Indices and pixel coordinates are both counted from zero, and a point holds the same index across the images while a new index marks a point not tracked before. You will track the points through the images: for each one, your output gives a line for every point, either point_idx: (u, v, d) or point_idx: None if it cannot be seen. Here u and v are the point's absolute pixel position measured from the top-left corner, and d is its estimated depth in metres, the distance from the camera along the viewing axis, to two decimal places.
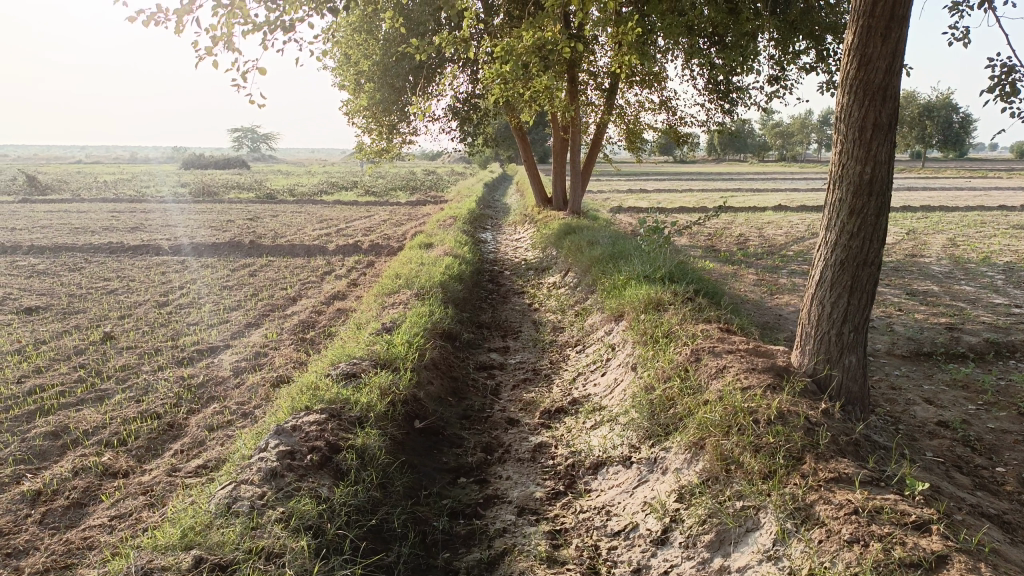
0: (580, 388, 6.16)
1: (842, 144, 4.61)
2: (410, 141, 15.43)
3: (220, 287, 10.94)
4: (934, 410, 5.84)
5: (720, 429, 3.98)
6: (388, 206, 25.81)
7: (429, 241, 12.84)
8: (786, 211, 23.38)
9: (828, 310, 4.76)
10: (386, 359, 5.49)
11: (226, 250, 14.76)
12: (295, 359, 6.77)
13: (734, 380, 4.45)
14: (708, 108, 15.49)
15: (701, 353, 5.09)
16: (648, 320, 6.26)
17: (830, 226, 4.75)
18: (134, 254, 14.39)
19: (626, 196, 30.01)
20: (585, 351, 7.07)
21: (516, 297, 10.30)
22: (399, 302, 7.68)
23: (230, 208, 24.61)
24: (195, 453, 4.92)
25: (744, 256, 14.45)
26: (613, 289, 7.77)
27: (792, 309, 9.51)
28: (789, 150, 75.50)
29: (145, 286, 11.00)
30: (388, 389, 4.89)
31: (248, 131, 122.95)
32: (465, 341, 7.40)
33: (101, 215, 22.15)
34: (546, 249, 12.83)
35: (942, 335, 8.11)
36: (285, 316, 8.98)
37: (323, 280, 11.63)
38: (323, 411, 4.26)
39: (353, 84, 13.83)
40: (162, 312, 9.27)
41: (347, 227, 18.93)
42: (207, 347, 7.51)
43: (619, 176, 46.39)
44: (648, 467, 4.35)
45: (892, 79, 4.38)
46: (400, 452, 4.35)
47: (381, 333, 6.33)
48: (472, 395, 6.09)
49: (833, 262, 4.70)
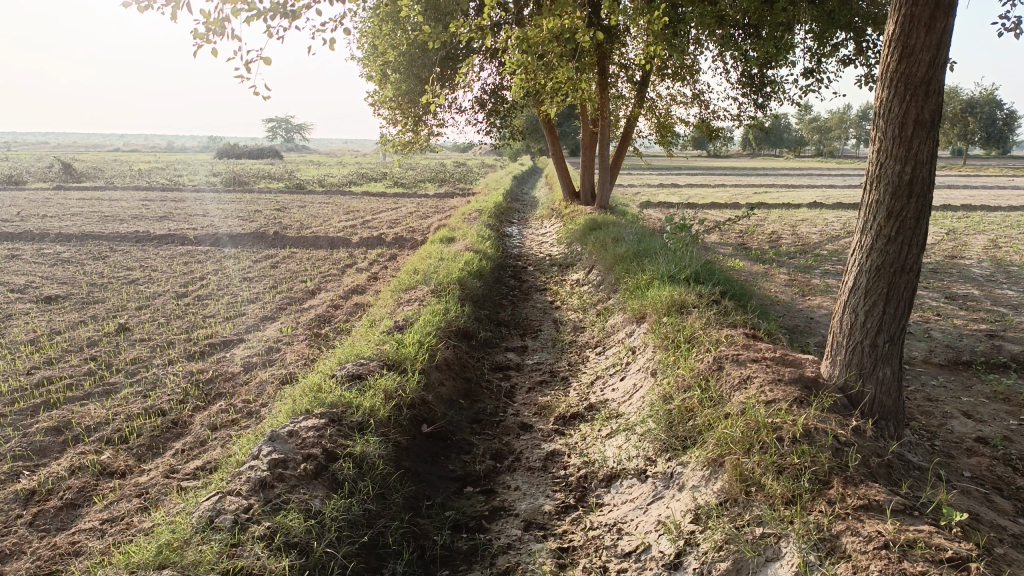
0: (598, 393, 5.92)
1: (880, 142, 4.32)
2: (436, 133, 15.23)
3: (241, 278, 10.87)
4: (973, 425, 5.50)
5: (741, 446, 3.72)
6: (415, 198, 25.68)
7: (451, 235, 12.65)
8: (822, 208, 22.82)
9: (861, 319, 4.46)
10: (395, 360, 5.30)
11: (250, 241, 14.73)
12: (307, 356, 6.62)
13: (758, 391, 4.19)
14: (741, 102, 15.09)
15: (724, 361, 4.81)
16: (671, 323, 5.99)
17: (865, 228, 4.46)
18: (159, 244, 14.42)
19: (657, 191, 29.55)
20: (605, 353, 6.82)
21: (538, 294, 10.09)
22: (415, 299, 7.50)
23: (259, 197, 24.72)
24: (195, 454, 4.78)
25: (775, 254, 14.06)
26: (636, 289, 7.50)
27: (823, 311, 9.15)
28: (825, 146, 74.07)
29: (167, 276, 10.97)
30: (394, 392, 4.69)
31: (282, 121, 124.13)
32: (481, 340, 7.20)
33: (132, 203, 22.37)
34: (571, 245, 12.59)
35: (982, 343, 7.72)
36: (302, 310, 8.86)
37: (344, 273, 11.51)
38: (323, 416, 4.08)
39: (379, 74, 13.66)
40: (179, 303, 9.20)
41: (373, 219, 18.86)
42: (220, 340, 7.40)
43: (651, 171, 45.80)
44: (664, 483, 4.10)
45: (936, 72, 4.08)
46: (403, 460, 4.15)
47: (393, 331, 6.14)
48: (485, 398, 5.89)
49: (867, 268, 4.41)
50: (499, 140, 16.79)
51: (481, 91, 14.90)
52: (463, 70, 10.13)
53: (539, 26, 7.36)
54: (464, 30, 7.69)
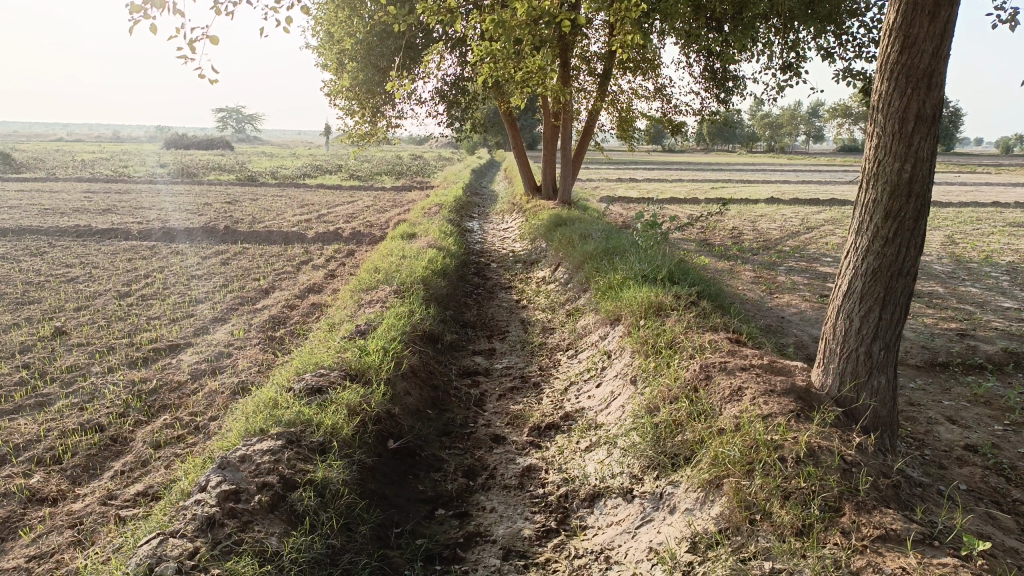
0: (573, 401, 5.60)
1: (878, 138, 4.07)
2: (395, 124, 14.75)
3: (189, 276, 10.30)
4: (959, 431, 5.32)
5: (741, 467, 3.44)
6: (372, 191, 25.11)
7: (412, 230, 12.22)
8: (780, 204, 22.91)
9: (856, 325, 4.21)
10: (358, 369, 4.90)
11: (199, 235, 14.08)
12: (260, 363, 6.18)
13: (752, 404, 3.91)
14: (704, 97, 14.93)
15: (711, 368, 4.53)
16: (648, 327, 5.71)
17: (860, 229, 4.21)
18: (101, 239, 13.69)
19: (615, 185, 29.43)
20: (578, 357, 6.51)
21: (503, 292, 9.75)
22: (375, 300, 7.08)
23: (208, 190, 23.89)
24: (136, 477, 4.33)
25: (739, 250, 13.93)
26: (608, 290, 7.20)
27: (793, 310, 8.98)
28: (777, 141, 75.06)
29: (109, 275, 10.33)
30: (358, 406, 4.31)
31: (232, 112, 121.51)
32: (447, 344, 6.84)
33: (74, 196, 21.36)
34: (535, 241, 12.29)
35: (956, 343, 7.62)
36: (255, 311, 8.37)
37: (299, 270, 11.01)
38: (280, 436, 3.68)
39: (335, 62, 13.11)
40: (121, 304, 8.63)
41: (329, 213, 18.28)
42: (166, 345, 6.88)
43: (609, 164, 45.74)
44: (653, 504, 3.80)
45: (939, 64, 3.85)
46: (368, 483, 3.77)
47: (355, 336, 5.74)
48: (454, 408, 5.53)
49: (863, 271, 4.15)
50: (460, 132, 16.36)
51: (441, 82, 14.48)
52: (425, 58, 9.70)
53: (509, 9, 6.97)
54: (429, 12, 7.25)
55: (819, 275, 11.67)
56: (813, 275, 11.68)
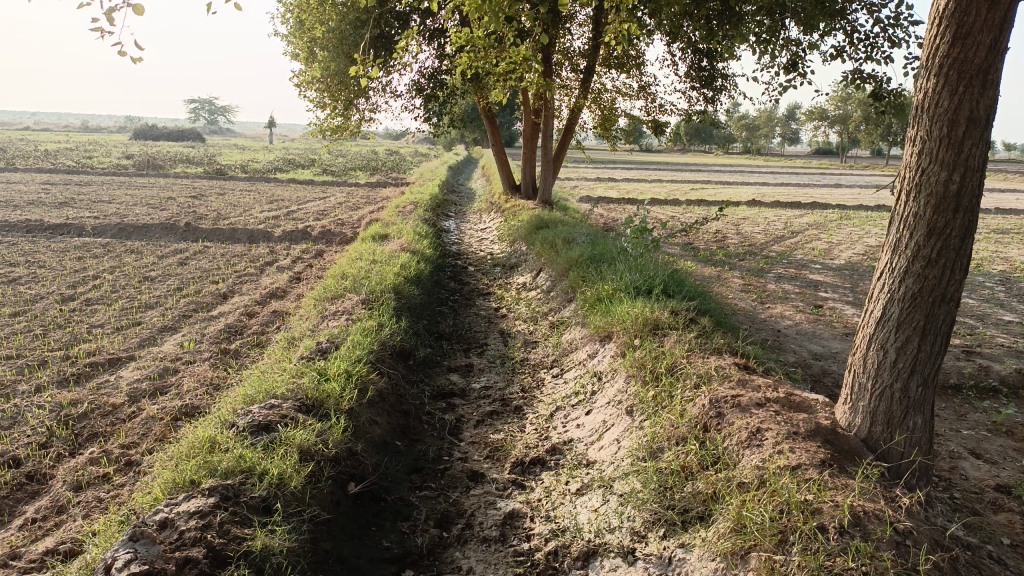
0: (560, 431, 5.01)
1: (922, 142, 3.50)
2: (369, 118, 14.07)
3: (141, 278, 9.54)
4: (986, 468, 4.78)
5: (771, 538, 2.87)
6: (346, 187, 24.37)
7: (384, 231, 11.54)
8: (762, 207, 22.49)
9: (891, 357, 3.65)
10: (316, 398, 4.25)
11: (158, 232, 13.26)
12: (210, 382, 5.51)
13: (775, 452, 3.33)
14: (689, 96, 14.36)
15: (722, 403, 3.94)
16: (644, 347, 5.13)
17: (897, 248, 3.64)
18: (52, 234, 12.84)
19: (594, 185, 28.93)
20: (564, 377, 5.92)
21: (481, 299, 9.15)
22: (342, 311, 6.44)
23: (174, 183, 23.00)
24: (46, 529, 3.64)
25: (725, 255, 13.44)
26: (597, 302, 6.62)
27: (789, 323, 8.46)
28: (755, 142, 75.23)
29: (55, 276, 9.54)
30: (312, 447, 3.66)
31: (204, 103, 119.70)
32: (421, 360, 6.21)
33: (31, 187, 20.39)
34: (515, 243, 11.68)
35: (965, 362, 7.10)
36: (211, 318, 7.67)
37: (263, 272, 10.31)
38: (212, 493, 3.04)
39: (305, 50, 12.39)
40: (63, 309, 7.87)
41: (299, 210, 17.52)
42: (105, 360, 6.17)
43: (587, 164, 45.28)
44: (659, 571, 3.21)
45: (995, 58, 3.30)
46: (320, 546, 3.15)
47: (315, 355, 5.10)
48: (427, 438, 4.90)
49: (900, 295, 3.60)
50: (438, 128, 15.70)
51: (418, 74, 13.86)
52: (400, 45, 9.08)
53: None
54: None
55: (810, 283, 11.19)
56: (803, 283, 11.20)
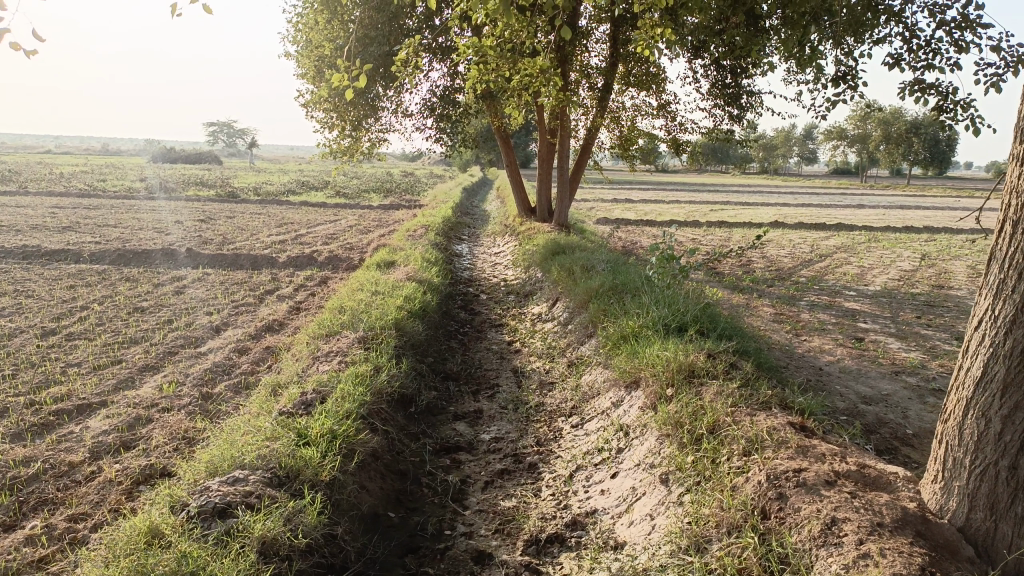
0: (582, 499, 4.29)
1: None
2: (379, 139, 13.53)
3: (131, 309, 8.93)
4: None
5: None
6: (357, 210, 23.79)
7: (391, 257, 10.93)
8: (785, 228, 21.67)
9: (994, 427, 2.88)
10: (290, 469, 3.60)
11: (159, 259, 12.69)
12: (185, 438, 4.85)
13: (860, 557, 2.63)
14: (713, 114, 13.66)
15: (783, 480, 3.23)
16: (679, 399, 4.42)
17: (1004, 291, 2.87)
18: (48, 261, 12.30)
19: (611, 206, 28.25)
20: (585, 429, 5.21)
21: (493, 331, 8.48)
22: (337, 352, 5.78)
23: (183, 207, 22.59)
24: None
25: (752, 280, 12.70)
26: (620, 341, 5.93)
27: (829, 359, 7.70)
28: (772, 162, 74.38)
29: (39, 307, 8.93)
30: (280, 538, 3.00)
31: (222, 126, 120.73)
32: (423, 408, 5.53)
33: (38, 211, 20.00)
34: (529, 269, 11.02)
35: None
36: (198, 355, 7.03)
37: (262, 301, 9.68)
38: None
39: (312, 70, 11.85)
40: (41, 345, 7.25)
41: (307, 234, 16.95)
42: (72, 407, 5.52)
43: (604, 185, 44.60)
44: None
45: None
46: None
47: (298, 410, 4.43)
48: (426, 507, 4.20)
49: (1005, 351, 2.82)
50: (450, 149, 15.11)
51: (429, 94, 13.34)
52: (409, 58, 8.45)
53: None
54: None
55: (846, 312, 10.42)
56: (839, 312, 10.43)
